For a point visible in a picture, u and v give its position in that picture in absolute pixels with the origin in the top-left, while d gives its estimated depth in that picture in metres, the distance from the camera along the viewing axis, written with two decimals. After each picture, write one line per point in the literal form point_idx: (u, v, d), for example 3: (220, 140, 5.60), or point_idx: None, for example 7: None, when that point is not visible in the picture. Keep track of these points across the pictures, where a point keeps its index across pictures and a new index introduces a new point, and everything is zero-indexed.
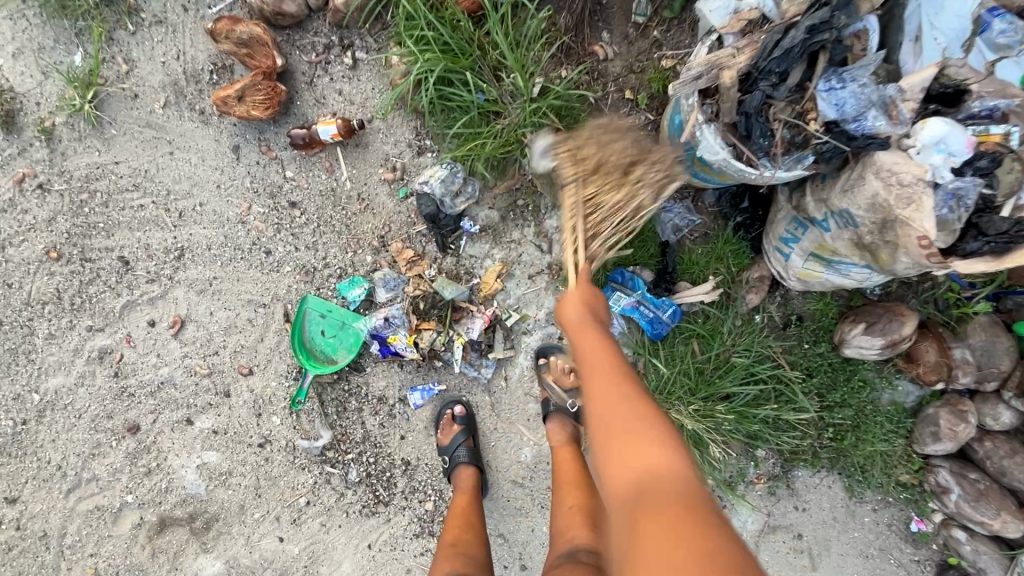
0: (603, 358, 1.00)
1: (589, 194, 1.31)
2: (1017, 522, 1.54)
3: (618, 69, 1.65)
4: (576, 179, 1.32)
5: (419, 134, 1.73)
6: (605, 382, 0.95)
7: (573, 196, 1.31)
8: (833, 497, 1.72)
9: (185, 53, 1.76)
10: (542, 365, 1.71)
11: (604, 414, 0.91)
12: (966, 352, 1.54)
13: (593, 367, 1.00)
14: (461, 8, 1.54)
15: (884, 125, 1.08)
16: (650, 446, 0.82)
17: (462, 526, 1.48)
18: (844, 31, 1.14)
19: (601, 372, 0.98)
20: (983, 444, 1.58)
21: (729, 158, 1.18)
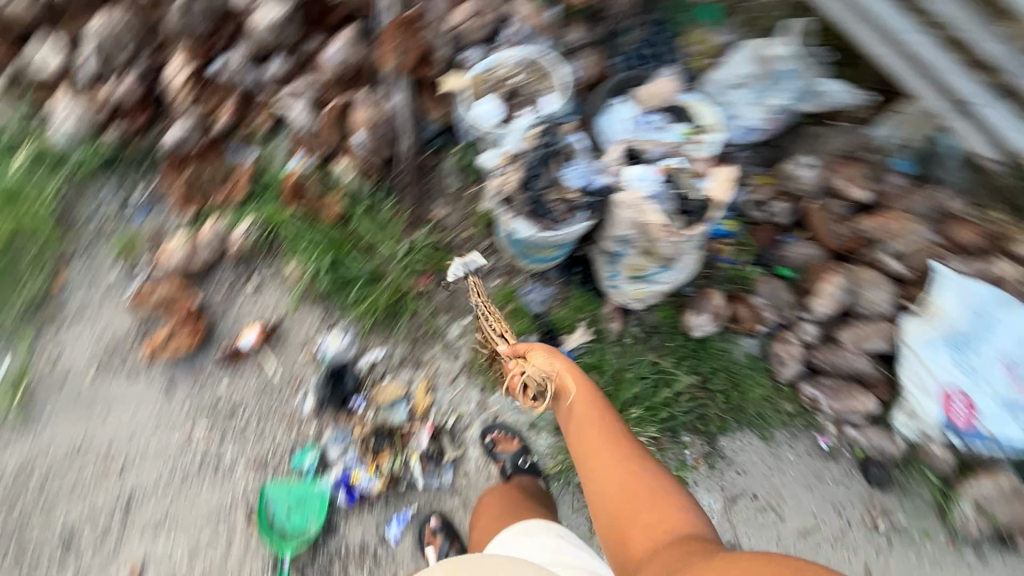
0: (599, 430, 1.53)
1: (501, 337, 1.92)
2: (866, 395, 2.00)
3: (456, 218, 2.28)
4: (498, 324, 1.95)
5: (326, 315, 2.15)
6: (608, 454, 1.48)
7: (503, 330, 1.93)
8: (756, 450, 2.08)
9: (109, 329, 2.09)
10: (490, 442, 2.00)
11: (609, 471, 1.45)
12: (761, 299, 2.12)
13: (593, 439, 1.52)
14: (331, 219, 2.19)
15: (608, 178, 1.81)
16: (655, 501, 1.37)
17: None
18: (560, 145, 1.92)
19: (604, 442, 1.51)
20: (816, 355, 2.05)
21: (539, 231, 1.82)
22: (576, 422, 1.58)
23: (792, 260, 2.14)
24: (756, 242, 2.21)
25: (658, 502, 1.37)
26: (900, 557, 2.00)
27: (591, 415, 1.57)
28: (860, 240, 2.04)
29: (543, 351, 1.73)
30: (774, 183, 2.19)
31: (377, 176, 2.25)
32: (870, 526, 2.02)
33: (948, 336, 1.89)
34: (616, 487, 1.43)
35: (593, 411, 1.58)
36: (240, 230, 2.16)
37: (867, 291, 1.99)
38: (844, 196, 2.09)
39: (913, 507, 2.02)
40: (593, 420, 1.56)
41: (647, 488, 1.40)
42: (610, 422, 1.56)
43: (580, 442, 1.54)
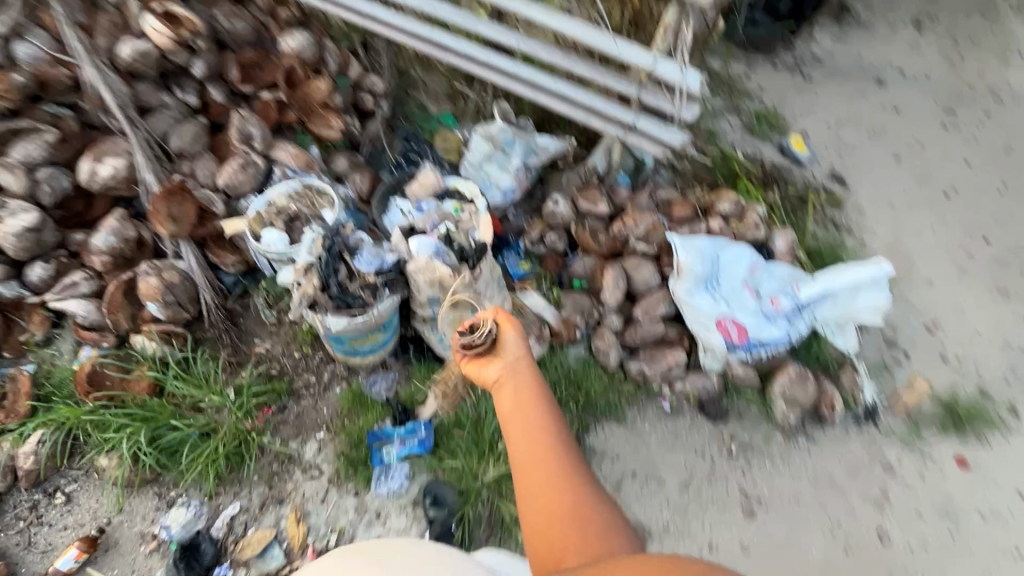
0: (537, 431, 1.31)
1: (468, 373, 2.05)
2: (676, 350, 2.39)
3: (280, 347, 2.32)
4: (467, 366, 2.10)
5: (161, 494, 1.98)
6: (541, 461, 1.27)
7: None
8: (618, 435, 2.33)
9: None
10: (427, 500, 1.98)
11: (540, 480, 1.24)
12: (569, 310, 2.47)
13: (526, 436, 1.30)
14: (142, 393, 2.09)
15: (394, 255, 2.07)
16: (586, 523, 1.18)
17: None
18: (348, 240, 2.09)
19: (537, 440, 1.29)
20: (625, 336, 2.44)
21: (349, 321, 1.94)
22: (514, 414, 1.36)
23: (579, 272, 2.62)
24: (547, 270, 2.71)
25: (589, 526, 1.18)
26: (760, 467, 2.31)
27: (531, 411, 1.35)
28: (616, 240, 2.60)
29: (511, 332, 1.52)
30: (543, 223, 2.75)
31: (185, 338, 2.25)
32: (728, 454, 2.32)
33: (700, 282, 2.42)
34: (547, 497, 1.22)
35: (531, 404, 1.36)
36: (29, 444, 1.96)
37: (637, 273, 2.49)
38: (593, 213, 2.70)
39: (750, 422, 2.40)
40: (530, 417, 1.33)
41: (578, 507, 1.21)
42: (548, 421, 1.33)
43: (515, 437, 1.31)
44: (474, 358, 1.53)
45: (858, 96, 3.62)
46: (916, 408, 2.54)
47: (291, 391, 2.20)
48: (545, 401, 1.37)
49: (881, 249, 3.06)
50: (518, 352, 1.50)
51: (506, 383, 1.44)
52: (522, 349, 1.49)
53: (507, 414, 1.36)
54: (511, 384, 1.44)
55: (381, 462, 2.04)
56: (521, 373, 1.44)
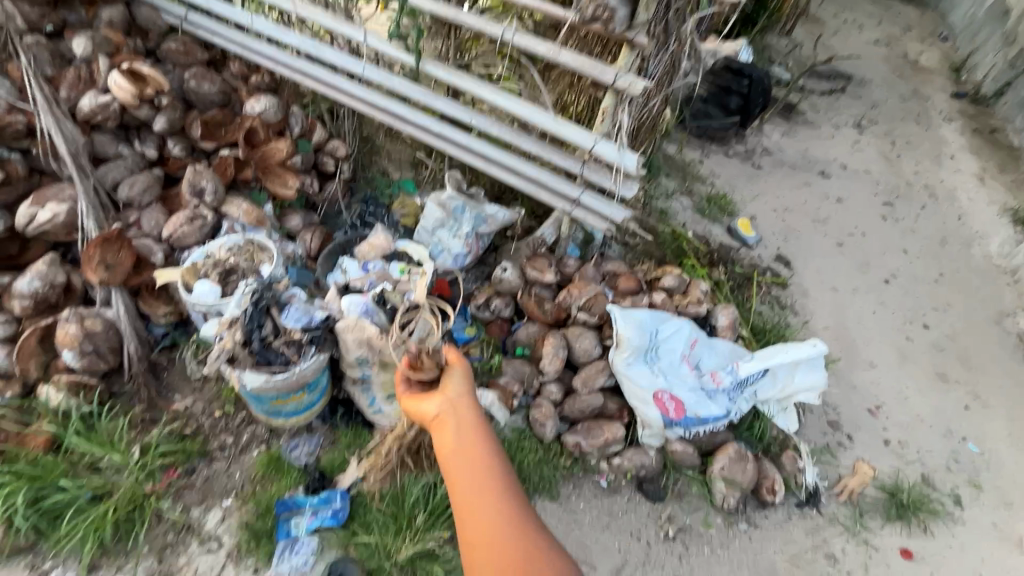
0: (489, 487, 1.25)
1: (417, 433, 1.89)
2: (614, 423, 2.35)
3: (201, 405, 2.23)
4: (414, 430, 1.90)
5: (34, 564, 1.80)
6: (495, 520, 1.21)
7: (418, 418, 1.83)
8: (552, 513, 2.21)
9: None
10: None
11: (495, 540, 1.19)
12: (508, 378, 2.43)
13: (477, 491, 1.25)
14: (38, 449, 1.95)
15: (324, 312, 2.03)
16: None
17: None
18: (281, 295, 2.06)
19: (485, 488, 1.25)
20: (564, 407, 2.40)
21: (269, 378, 1.87)
22: (462, 461, 1.29)
23: (522, 339, 2.60)
24: (492, 335, 2.70)
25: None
26: (699, 554, 2.19)
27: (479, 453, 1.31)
28: (562, 308, 2.63)
29: (456, 372, 1.52)
30: (490, 289, 2.78)
31: (98, 389, 2.15)
32: (665, 537, 2.20)
33: (640, 355, 2.41)
34: (499, 547, 1.18)
35: (479, 451, 1.31)
36: None
37: (577, 342, 2.48)
38: (540, 282, 2.74)
39: (689, 504, 2.31)
40: (480, 469, 1.28)
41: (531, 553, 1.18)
42: (498, 471, 1.29)
43: (466, 490, 1.25)
44: (417, 398, 1.47)
45: (800, 187, 3.83)
46: (860, 494, 2.48)
47: (204, 452, 2.08)
48: (493, 445, 1.33)
49: (825, 330, 3.11)
50: (461, 394, 1.45)
51: (450, 426, 1.37)
52: (464, 387, 1.46)
53: (455, 463, 1.29)
54: (452, 423, 1.38)
55: (287, 534, 1.89)
56: (466, 415, 1.40)
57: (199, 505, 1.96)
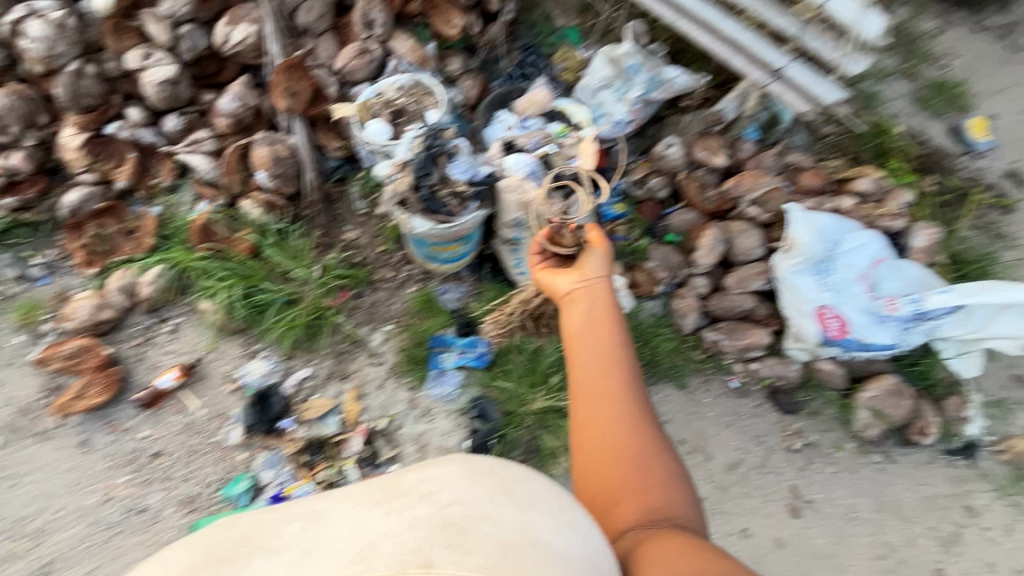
0: (609, 359, 1.24)
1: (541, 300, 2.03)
2: (760, 329, 2.22)
3: (366, 240, 2.42)
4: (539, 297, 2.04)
5: (247, 345, 2.17)
6: (608, 391, 1.21)
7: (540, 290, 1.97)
8: (677, 400, 2.22)
9: (14, 396, 2.03)
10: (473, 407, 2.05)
11: (605, 407, 1.20)
12: (655, 262, 2.32)
13: (597, 358, 1.25)
14: (243, 253, 2.28)
15: (490, 168, 2.01)
16: (640, 465, 1.16)
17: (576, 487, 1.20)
18: (448, 144, 2.05)
19: (606, 364, 1.24)
20: (709, 303, 2.29)
21: (435, 226, 1.92)
22: (585, 333, 1.29)
23: (675, 226, 2.44)
24: (643, 217, 2.54)
25: (644, 468, 1.15)
26: (821, 472, 2.14)
27: (607, 332, 1.29)
28: (725, 200, 2.39)
29: (596, 253, 1.49)
30: (648, 166, 2.56)
31: (285, 210, 2.40)
32: (788, 448, 2.17)
33: (811, 264, 2.16)
34: (608, 423, 1.18)
35: (605, 325, 1.30)
36: (148, 276, 2.18)
37: (739, 239, 2.27)
38: (706, 165, 2.48)
39: (822, 424, 2.22)
40: (604, 341, 1.27)
41: (636, 442, 1.18)
42: (621, 348, 1.26)
43: (585, 356, 1.26)
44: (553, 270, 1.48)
45: None
46: None
47: (369, 281, 2.32)
48: (623, 329, 1.30)
49: None
50: (596, 273, 1.43)
51: (580, 300, 1.39)
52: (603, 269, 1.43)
53: (578, 332, 1.30)
54: (585, 300, 1.38)
55: (437, 366, 2.13)
56: (598, 292, 1.40)
57: (364, 325, 2.23)
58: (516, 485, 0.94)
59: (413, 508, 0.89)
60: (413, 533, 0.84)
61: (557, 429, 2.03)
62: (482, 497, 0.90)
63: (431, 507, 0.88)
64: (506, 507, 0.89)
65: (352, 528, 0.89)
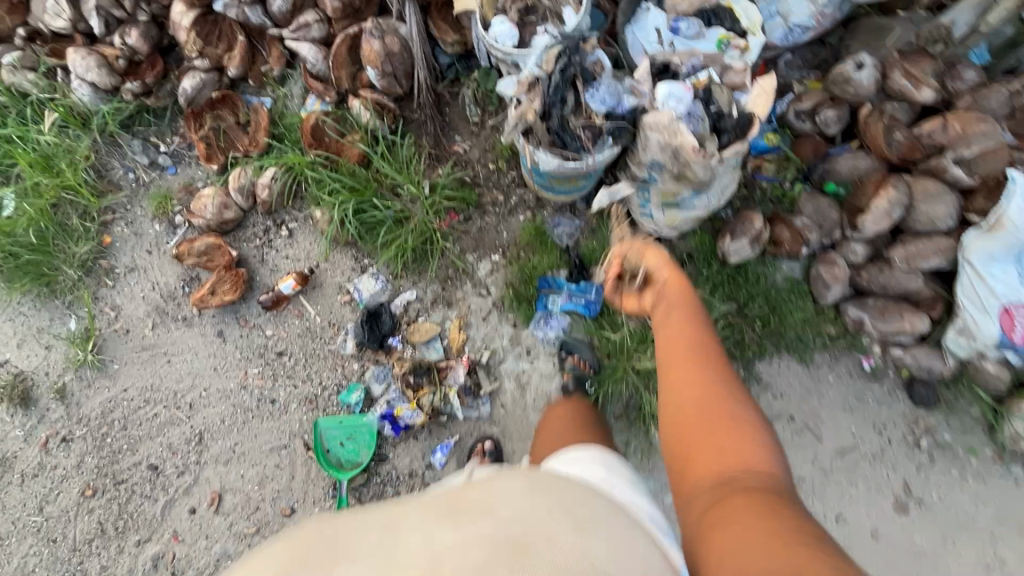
0: (690, 349, 1.18)
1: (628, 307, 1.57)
2: (918, 315, 1.91)
3: (477, 154, 2.25)
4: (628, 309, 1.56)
5: (358, 258, 2.18)
6: (686, 376, 1.14)
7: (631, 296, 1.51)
8: (796, 373, 2.03)
9: (159, 282, 2.22)
10: (565, 355, 1.99)
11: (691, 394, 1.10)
12: (805, 219, 1.98)
13: (674, 357, 1.18)
14: (353, 162, 2.17)
15: (633, 100, 1.67)
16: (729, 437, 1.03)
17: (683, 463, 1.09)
18: (586, 63, 1.72)
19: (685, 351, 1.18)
20: (862, 275, 1.97)
21: (562, 163, 1.68)
22: (668, 331, 1.25)
23: (839, 174, 2.03)
24: (800, 156, 2.11)
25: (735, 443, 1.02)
26: (943, 474, 1.96)
27: (685, 323, 1.24)
28: (916, 146, 1.93)
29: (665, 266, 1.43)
30: (822, 91, 2.08)
31: (394, 115, 2.23)
32: (911, 443, 1.99)
33: (1016, 250, 1.74)
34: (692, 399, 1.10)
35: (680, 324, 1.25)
36: (265, 177, 2.17)
37: (926, 205, 1.85)
38: (903, 98, 1.97)
39: (961, 424, 1.98)
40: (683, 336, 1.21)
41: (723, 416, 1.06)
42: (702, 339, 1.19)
43: (666, 353, 1.20)
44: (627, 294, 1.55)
45: None
46: None
47: (478, 204, 2.19)
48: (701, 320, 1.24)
49: None
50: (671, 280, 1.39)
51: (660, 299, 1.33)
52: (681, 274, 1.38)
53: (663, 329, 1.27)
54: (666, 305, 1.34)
55: (545, 307, 2.04)
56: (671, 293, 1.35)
57: (471, 253, 2.15)
58: (580, 505, 0.79)
59: (474, 524, 0.70)
60: (474, 552, 0.66)
61: None
62: (544, 511, 0.73)
63: (493, 524, 0.70)
64: (566, 522, 0.72)
65: (423, 537, 0.70)
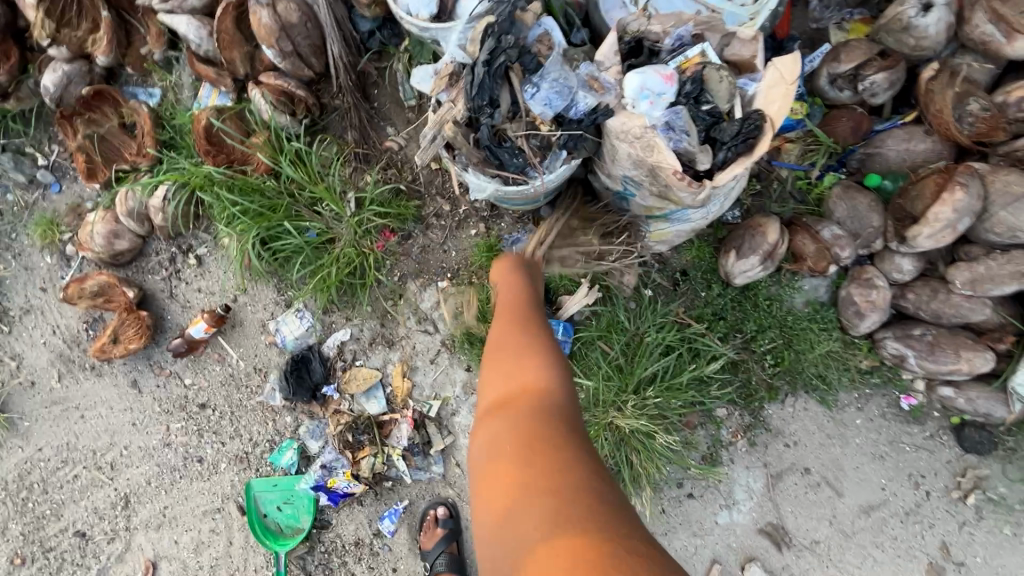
0: (529, 347, 1.09)
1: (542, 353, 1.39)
2: (980, 352, 1.47)
3: (415, 151, 1.79)
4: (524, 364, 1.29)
5: (281, 290, 1.81)
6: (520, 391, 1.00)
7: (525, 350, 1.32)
8: (814, 417, 1.65)
9: (60, 325, 1.91)
10: None
11: (512, 422, 0.95)
12: (835, 228, 1.52)
13: (503, 368, 1.07)
14: (261, 173, 1.74)
15: (593, 99, 1.16)
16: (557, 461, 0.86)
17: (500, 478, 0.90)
18: (527, 41, 1.20)
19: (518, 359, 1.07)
20: (908, 298, 1.53)
21: (500, 185, 1.27)
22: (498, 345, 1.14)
23: (886, 161, 1.54)
24: (834, 138, 1.59)
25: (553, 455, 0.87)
26: (991, 532, 1.61)
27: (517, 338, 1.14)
28: (998, 123, 1.40)
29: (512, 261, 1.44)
30: (869, 41, 1.51)
31: (307, 106, 1.73)
32: (955, 497, 1.63)
33: None
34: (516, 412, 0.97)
35: (518, 327, 1.16)
36: (156, 197, 1.76)
37: (1008, 211, 1.36)
38: (982, 51, 1.42)
39: (1020, 473, 1.60)
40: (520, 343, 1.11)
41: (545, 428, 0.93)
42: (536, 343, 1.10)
43: (495, 353, 1.13)
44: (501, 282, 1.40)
45: None
46: None
47: (419, 218, 1.76)
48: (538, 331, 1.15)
49: None
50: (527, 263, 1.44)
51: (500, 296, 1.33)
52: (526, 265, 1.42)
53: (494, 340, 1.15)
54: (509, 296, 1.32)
55: None
56: (519, 300, 1.29)
57: (413, 280, 1.75)
58: None
59: None
60: None
61: (646, 451, 1.59)
62: None
63: None
64: None
65: None
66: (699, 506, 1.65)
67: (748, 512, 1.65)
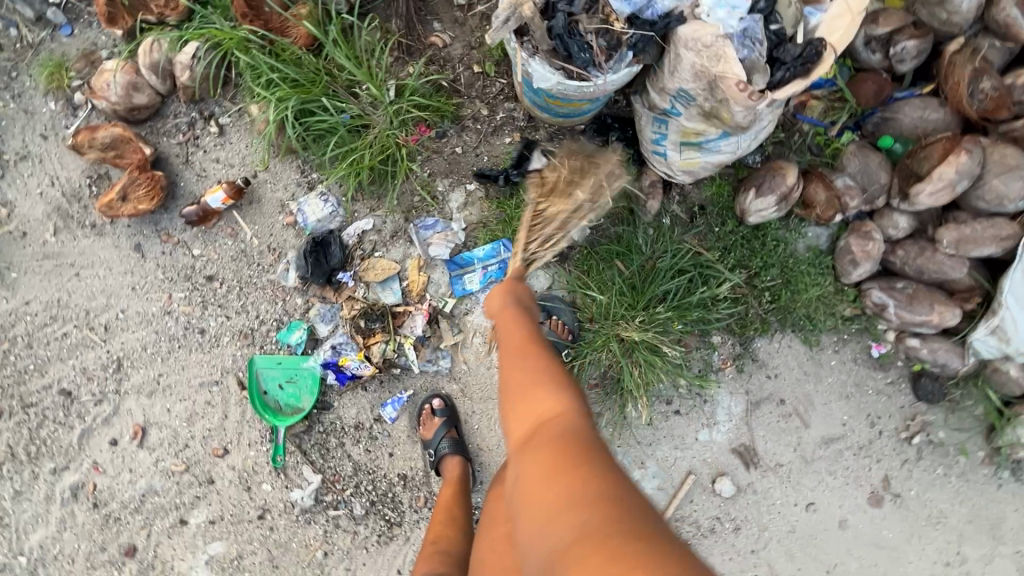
0: (531, 358, 1.08)
1: (540, 206, 1.56)
2: (950, 307, 1.65)
3: (459, 51, 1.77)
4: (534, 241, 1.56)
5: (304, 171, 1.79)
6: (528, 389, 1.03)
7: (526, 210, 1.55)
8: (796, 354, 1.82)
9: (59, 176, 1.81)
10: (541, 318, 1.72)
11: (530, 409, 1.00)
12: (848, 180, 1.64)
13: (531, 435, 0.97)
14: (299, 46, 1.69)
15: (671, 2, 1.23)
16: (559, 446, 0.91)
17: (528, 452, 0.96)
18: None
19: (529, 355, 1.09)
20: (897, 255, 1.69)
21: (559, 81, 1.29)
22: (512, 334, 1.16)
23: (901, 126, 1.67)
24: (858, 100, 1.69)
25: (563, 446, 0.90)
26: (927, 471, 1.84)
27: (520, 339, 1.14)
28: (1004, 102, 1.54)
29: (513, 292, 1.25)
30: (904, 11, 1.61)
31: None
32: (903, 437, 1.84)
33: None
34: (533, 418, 0.98)
35: (541, 383, 1.02)
36: (186, 54, 1.69)
37: (999, 179, 1.53)
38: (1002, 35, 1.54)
39: (960, 422, 1.82)
40: (546, 404, 0.99)
41: (553, 424, 0.95)
42: (550, 364, 1.06)
43: (508, 359, 1.12)
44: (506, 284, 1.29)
45: None
46: None
47: (456, 119, 1.77)
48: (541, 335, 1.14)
49: None
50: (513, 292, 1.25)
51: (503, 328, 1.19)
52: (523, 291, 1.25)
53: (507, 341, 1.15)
54: (506, 306, 1.22)
55: (464, 290, 1.78)
56: (513, 320, 1.18)
57: (442, 178, 1.77)
58: None
59: None
60: None
61: (647, 364, 1.73)
62: None
63: None
64: None
65: None
66: (684, 422, 1.81)
67: (726, 431, 1.82)
